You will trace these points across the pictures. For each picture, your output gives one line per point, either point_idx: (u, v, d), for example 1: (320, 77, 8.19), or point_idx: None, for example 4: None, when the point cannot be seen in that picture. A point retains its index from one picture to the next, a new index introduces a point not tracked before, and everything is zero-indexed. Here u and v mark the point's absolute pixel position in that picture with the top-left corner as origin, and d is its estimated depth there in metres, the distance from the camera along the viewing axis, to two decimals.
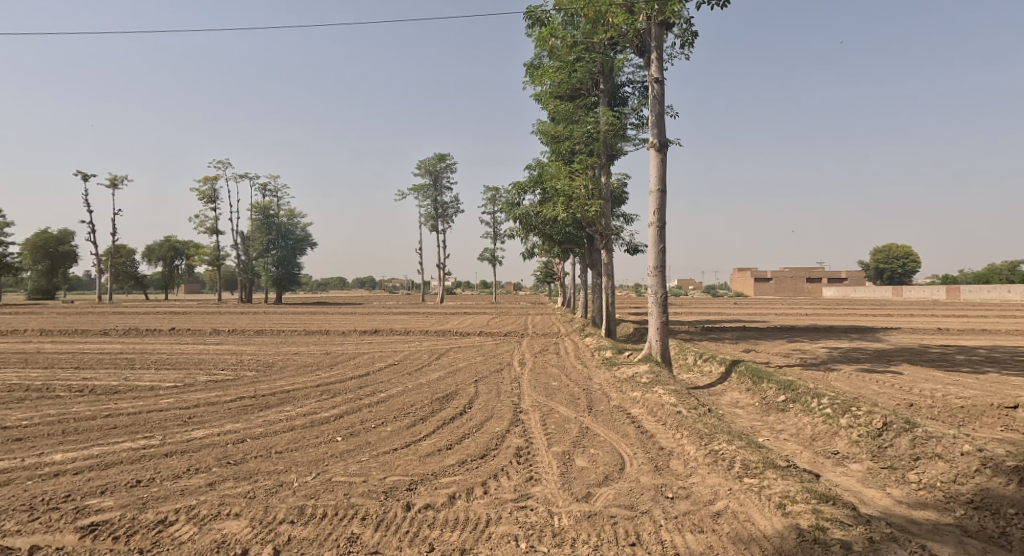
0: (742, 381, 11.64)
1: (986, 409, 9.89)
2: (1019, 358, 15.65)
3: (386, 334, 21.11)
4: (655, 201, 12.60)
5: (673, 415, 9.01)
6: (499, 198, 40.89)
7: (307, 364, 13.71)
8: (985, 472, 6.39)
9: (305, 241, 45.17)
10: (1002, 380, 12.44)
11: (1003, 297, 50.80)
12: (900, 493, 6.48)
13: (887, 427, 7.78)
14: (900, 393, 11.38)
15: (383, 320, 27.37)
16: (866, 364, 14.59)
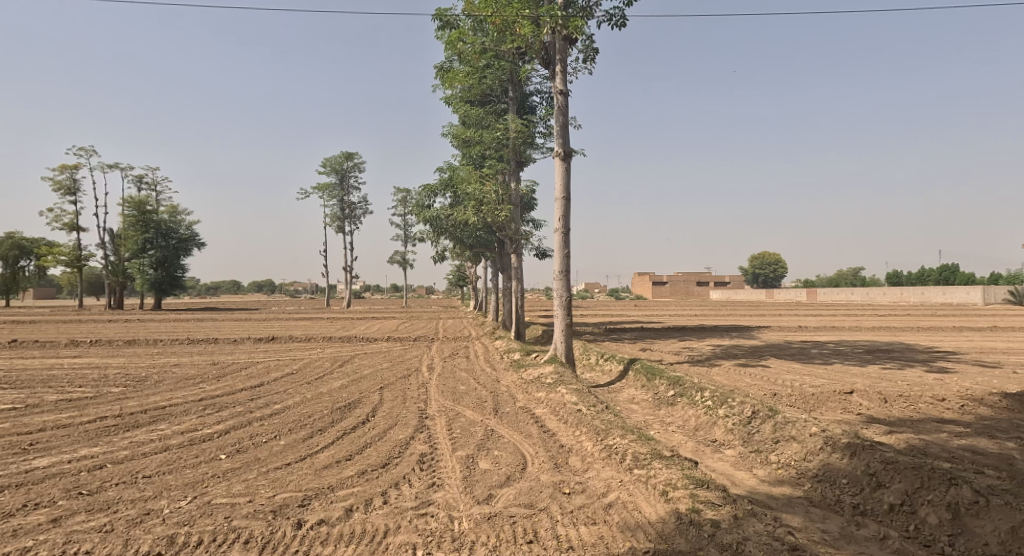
0: (638, 379, 13.29)
1: (830, 397, 11.91)
2: (856, 351, 18.90)
3: (284, 341, 21.26)
4: (560, 208, 14.23)
5: (574, 413, 10.27)
6: (410, 200, 41.57)
7: (189, 377, 13.86)
8: (827, 449, 7.59)
9: (190, 241, 42.97)
10: (843, 370, 15.23)
11: (849, 297, 59.01)
12: (763, 473, 7.60)
13: (755, 415, 9.16)
14: (767, 383, 13.50)
15: (285, 328, 26.99)
16: (741, 360, 17.04)
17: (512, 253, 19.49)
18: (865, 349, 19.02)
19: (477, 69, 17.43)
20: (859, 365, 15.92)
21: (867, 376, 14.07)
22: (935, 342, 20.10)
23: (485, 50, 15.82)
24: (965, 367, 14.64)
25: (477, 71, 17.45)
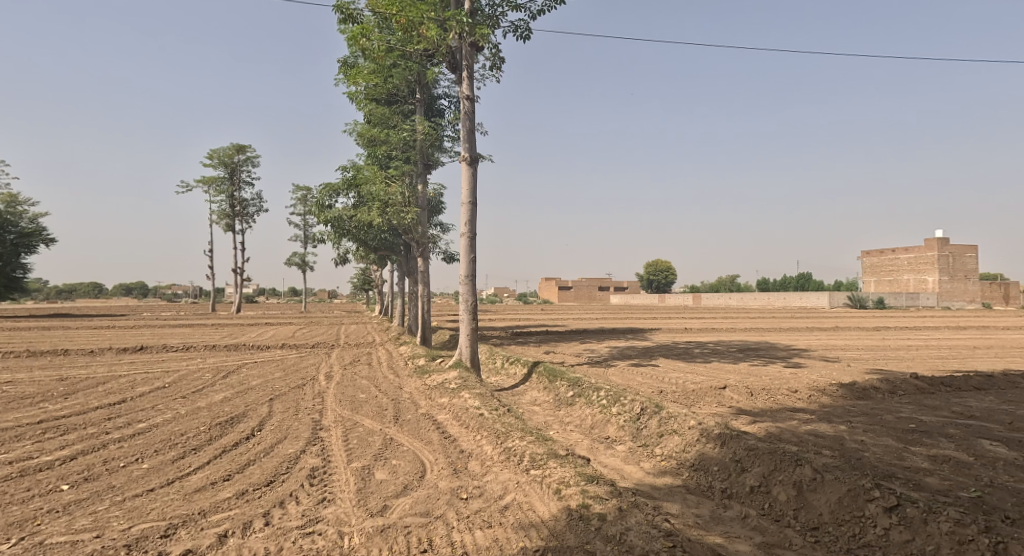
0: (541, 381, 11.81)
1: (706, 392, 11.52)
2: (730, 349, 19.49)
3: (155, 352, 19.57)
4: (468, 214, 11.56)
5: (475, 418, 8.71)
6: (309, 199, 39.45)
7: (31, 396, 12.47)
8: (702, 441, 7.35)
9: (31, 235, 38.06)
10: (719, 366, 15.06)
11: (727, 302, 63.77)
12: (649, 466, 7.24)
13: (643, 411, 8.74)
14: (654, 381, 12.68)
15: (153, 337, 23.94)
16: (633, 355, 16.72)
17: (418, 258, 16.75)
18: (736, 345, 19.80)
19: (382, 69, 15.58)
20: (728, 361, 16.33)
21: (736, 371, 14.16)
22: (792, 340, 21.61)
23: (391, 50, 14.34)
24: (812, 363, 15.62)
25: (382, 70, 15.73)
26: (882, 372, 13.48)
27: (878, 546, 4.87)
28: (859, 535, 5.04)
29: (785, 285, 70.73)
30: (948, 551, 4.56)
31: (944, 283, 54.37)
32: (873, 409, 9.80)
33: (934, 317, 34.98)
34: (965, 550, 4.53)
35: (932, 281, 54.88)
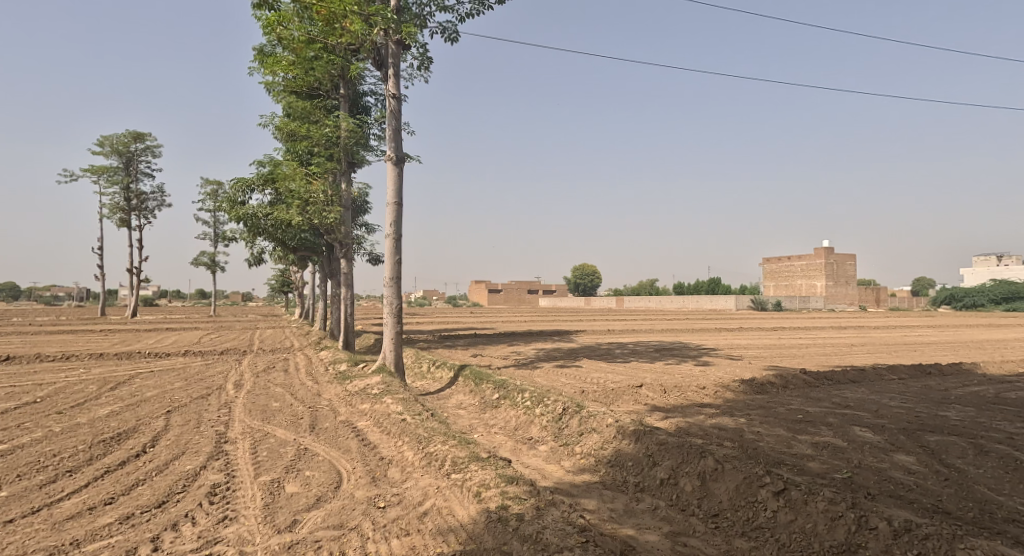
0: (467, 384, 11.07)
1: (624, 390, 11.40)
2: (647, 346, 20.07)
3: (32, 361, 17.85)
4: (392, 214, 11.23)
5: (397, 423, 8.32)
6: (217, 195, 37.21)
7: None
8: (617, 438, 7.23)
9: None
10: (635, 366, 14.99)
11: (643, 304, 66.51)
12: (569, 464, 7.07)
13: (565, 412, 8.42)
14: (578, 381, 12.12)
15: (33, 346, 21.64)
16: (556, 352, 16.80)
17: (341, 259, 16.10)
18: (650, 342, 20.30)
19: (304, 60, 15.07)
20: (644, 359, 16.57)
21: (652, 370, 14.19)
22: (701, 339, 22.53)
23: (312, 40, 13.93)
24: (718, 360, 16.22)
25: (304, 62, 15.18)
26: (779, 368, 14.39)
27: (769, 528, 5.07)
28: (752, 519, 5.22)
29: (695, 289, 74.86)
30: (822, 527, 4.86)
31: (830, 288, 59.92)
32: (769, 402, 10.32)
33: (821, 319, 38.50)
34: (837, 525, 4.82)
35: (820, 286, 60.24)
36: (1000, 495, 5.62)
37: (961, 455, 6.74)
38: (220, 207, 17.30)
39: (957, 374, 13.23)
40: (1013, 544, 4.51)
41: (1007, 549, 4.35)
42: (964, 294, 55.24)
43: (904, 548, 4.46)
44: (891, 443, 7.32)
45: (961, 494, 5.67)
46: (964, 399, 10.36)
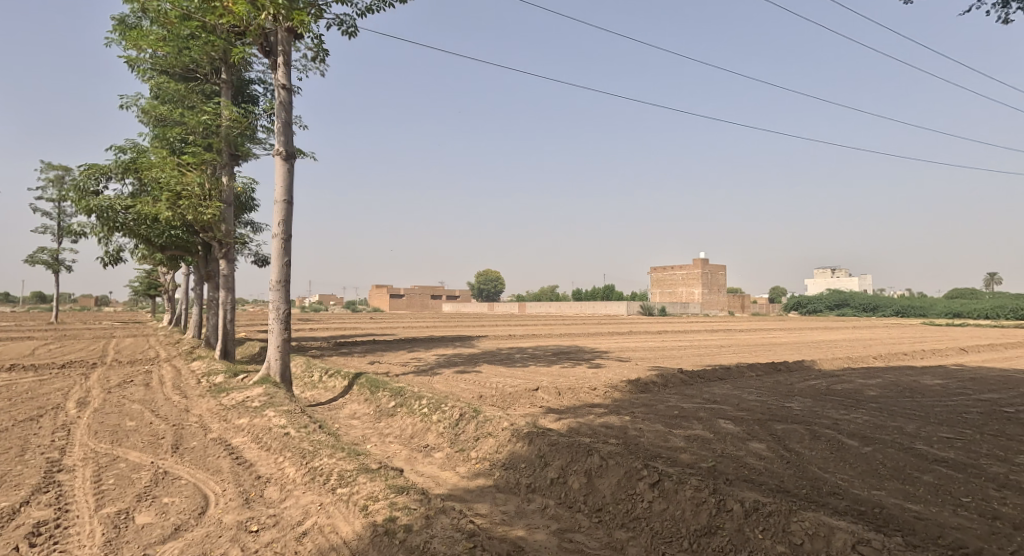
0: (362, 392, 10.36)
1: (521, 394, 9.89)
2: (540, 345, 20.46)
3: None
4: (280, 212, 10.70)
5: (279, 438, 7.94)
6: (62, 183, 33.17)
7: None
8: (513, 441, 7.09)
9: None
10: (535, 370, 13.39)
11: None
12: (465, 470, 6.80)
13: (462, 417, 8.03)
14: (472, 384, 10.28)
15: None
16: (450, 349, 16.59)
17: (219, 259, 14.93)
18: (546, 344, 20.64)
19: (177, 39, 13.86)
20: (542, 362, 15.57)
21: (548, 368, 14.23)
22: (594, 342, 23.34)
23: (188, 18, 12.87)
24: (610, 362, 16.81)
25: (177, 39, 13.94)
26: (662, 368, 15.29)
27: (645, 518, 5.35)
28: (631, 511, 5.48)
29: (588, 295, 78.14)
30: (689, 512, 5.20)
31: (706, 295, 65.28)
32: (651, 400, 11.03)
33: (697, 323, 41.73)
34: (701, 510, 5.16)
35: (698, 293, 65.40)
36: (827, 473, 6.12)
37: (801, 440, 7.57)
38: (66, 195, 15.48)
39: (812, 371, 14.72)
40: (841, 513, 5.00)
41: (834, 519, 4.79)
42: (809, 300, 62.55)
43: (753, 527, 4.83)
44: (746, 432, 8.08)
45: (797, 474, 6.11)
46: (819, 391, 11.49)
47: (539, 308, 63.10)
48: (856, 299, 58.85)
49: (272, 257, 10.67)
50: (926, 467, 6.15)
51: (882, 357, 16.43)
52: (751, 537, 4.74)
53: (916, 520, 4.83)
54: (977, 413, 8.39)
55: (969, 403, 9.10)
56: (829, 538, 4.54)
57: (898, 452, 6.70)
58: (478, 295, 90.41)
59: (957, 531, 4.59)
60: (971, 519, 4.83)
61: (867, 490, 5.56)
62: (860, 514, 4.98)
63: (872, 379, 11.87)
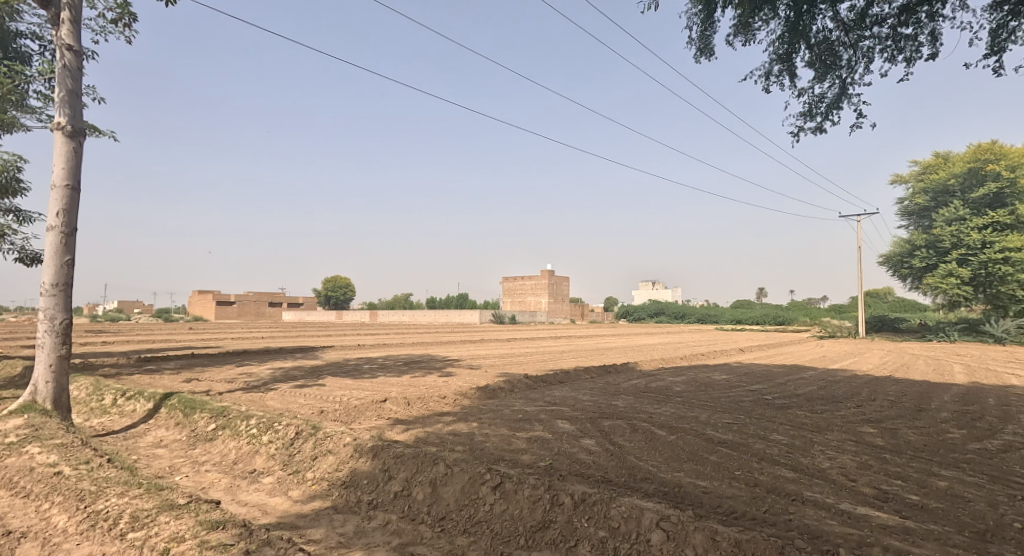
0: (171, 416, 9.18)
1: (368, 406, 9.71)
2: (385, 354, 20.00)
3: None
4: (60, 201, 8.13)
5: (45, 479, 6.36)
6: None
7: None
8: (356, 456, 6.97)
9: None
10: (383, 380, 13.38)
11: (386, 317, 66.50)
12: (298, 493, 6.43)
13: (298, 435, 7.63)
14: (316, 400, 9.76)
15: None
16: (285, 361, 15.53)
17: None
18: (394, 354, 20.25)
19: None
20: (393, 371, 15.58)
21: (397, 378, 14.04)
22: (444, 351, 23.43)
23: None
24: (460, 371, 17.00)
25: None
26: (507, 375, 15.85)
27: (487, 520, 5.66)
28: (473, 516, 5.75)
29: (439, 304, 78.10)
30: (526, 510, 5.65)
31: (551, 304, 69.22)
32: (496, 406, 11.51)
33: (541, 331, 43.84)
34: (537, 507, 5.64)
35: (544, 302, 69.04)
36: (641, 460, 6.97)
37: (623, 434, 8.49)
38: None
39: (638, 373, 16.36)
40: (649, 495, 5.77)
41: (644, 501, 5.54)
42: (634, 309, 69.29)
43: (580, 517, 5.41)
44: (579, 430, 8.88)
45: (618, 463, 6.86)
46: (641, 390, 12.83)
47: (389, 316, 61.47)
48: (670, 308, 66.55)
49: (43, 257, 8.07)
50: (711, 449, 7.34)
51: (689, 357, 18.86)
52: (579, 526, 5.30)
53: (704, 494, 5.76)
54: (751, 401, 10.09)
55: (744, 393, 10.90)
56: (639, 519, 5.23)
57: (693, 438, 7.88)
58: (326, 302, 85.62)
59: (731, 499, 5.58)
60: (740, 488, 5.87)
61: (670, 472, 6.47)
62: (664, 494, 5.78)
63: (681, 377, 13.56)
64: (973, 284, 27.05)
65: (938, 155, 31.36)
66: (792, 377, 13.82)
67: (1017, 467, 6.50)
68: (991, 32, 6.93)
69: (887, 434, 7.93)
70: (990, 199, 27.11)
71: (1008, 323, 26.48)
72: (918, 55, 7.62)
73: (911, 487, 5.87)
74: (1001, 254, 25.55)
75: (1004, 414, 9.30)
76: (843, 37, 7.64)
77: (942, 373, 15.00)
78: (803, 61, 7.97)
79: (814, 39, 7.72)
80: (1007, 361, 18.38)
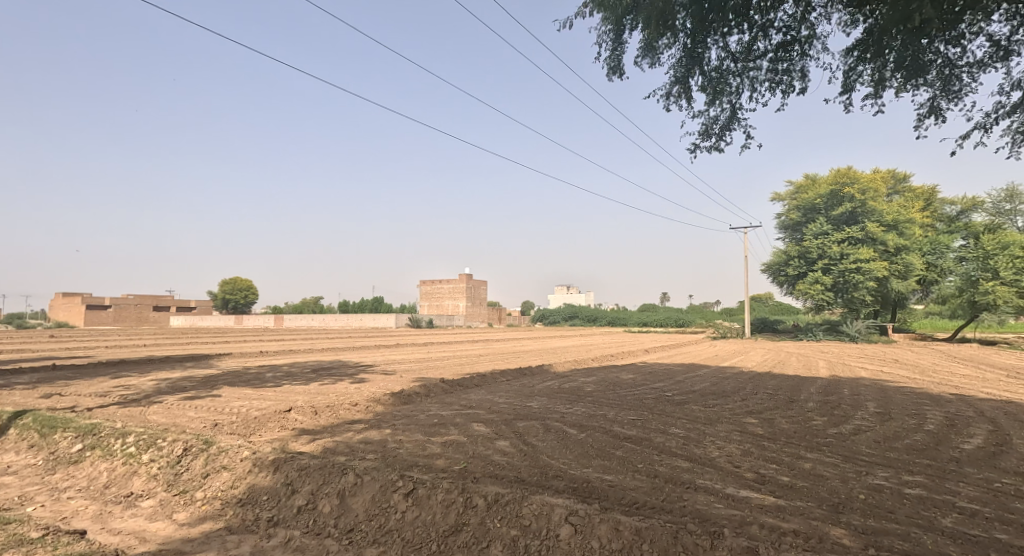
0: (25, 438, 8.14)
1: (270, 417, 9.16)
2: (291, 361, 18.97)
3: None
4: None
5: None
6: None
7: None
8: (255, 471, 6.52)
9: None
10: (289, 389, 12.67)
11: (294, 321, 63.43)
12: (184, 516, 5.92)
13: (185, 452, 7.03)
14: (210, 413, 9.06)
15: None
16: (176, 371, 14.29)
17: None
18: (302, 361, 19.29)
19: None
20: (301, 379, 14.83)
21: (304, 387, 13.37)
22: (358, 356, 22.67)
23: None
24: (373, 377, 16.48)
25: None
26: (422, 380, 15.54)
27: (397, 529, 5.48)
28: (383, 525, 5.54)
29: (352, 308, 75.63)
30: (439, 515, 5.51)
31: (469, 308, 69.11)
32: (411, 411, 11.24)
33: (459, 335, 43.59)
34: (450, 511, 5.52)
35: (462, 306, 68.85)
36: (553, 458, 7.04)
37: (537, 434, 8.56)
38: None
39: (551, 374, 16.62)
40: (560, 492, 5.82)
41: (554, 498, 5.58)
42: (549, 313, 70.63)
43: (492, 518, 5.35)
44: (494, 432, 8.86)
45: (532, 463, 6.89)
46: (554, 391, 13.03)
47: (297, 321, 58.57)
48: (583, 312, 68.47)
49: None
50: (618, 444, 7.56)
51: (601, 359, 19.45)
52: (491, 527, 5.25)
53: (609, 487, 5.91)
54: (653, 398, 10.53)
55: (648, 391, 11.37)
56: (549, 515, 5.27)
57: (602, 435, 8.09)
58: (224, 306, 80.36)
59: (634, 490, 5.76)
60: (643, 480, 6.07)
61: (580, 469, 6.58)
62: (574, 490, 5.86)
63: (592, 377, 13.94)
64: (834, 290, 30.11)
65: (808, 178, 34.39)
66: (691, 374, 14.61)
67: (864, 447, 7.22)
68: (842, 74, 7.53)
69: (766, 424, 8.55)
70: (847, 216, 30.20)
71: (860, 323, 29.63)
72: (793, 88, 8.26)
73: (786, 470, 6.33)
74: (855, 265, 28.73)
75: (856, 402, 10.36)
76: (733, 66, 8.16)
77: (813, 368, 16.48)
78: (698, 86, 8.43)
79: (708, 66, 8.20)
80: (864, 356, 20.56)
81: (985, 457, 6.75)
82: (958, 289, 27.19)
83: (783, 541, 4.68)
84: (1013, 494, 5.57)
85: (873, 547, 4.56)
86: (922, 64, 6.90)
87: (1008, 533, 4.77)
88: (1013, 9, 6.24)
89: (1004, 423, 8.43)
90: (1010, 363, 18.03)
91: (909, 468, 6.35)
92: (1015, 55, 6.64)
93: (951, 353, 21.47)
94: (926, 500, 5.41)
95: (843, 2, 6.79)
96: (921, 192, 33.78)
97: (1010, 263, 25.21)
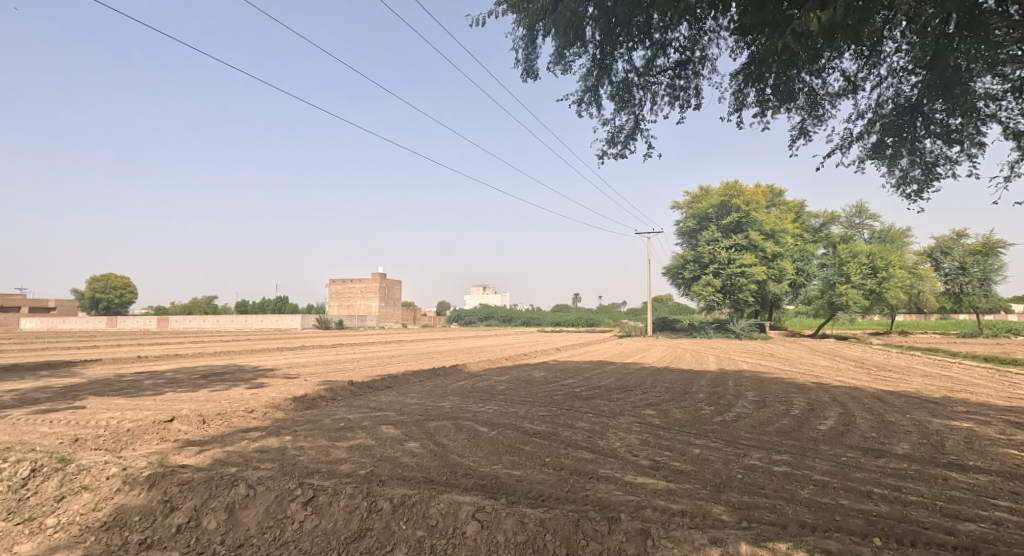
0: None
1: (147, 428, 8.33)
2: (177, 366, 17.46)
3: None
4: None
5: None
6: None
7: None
8: (124, 489, 5.88)
9: None
10: (173, 397, 11.63)
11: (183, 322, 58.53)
12: (30, 548, 5.22)
13: (35, 473, 6.22)
14: (69, 427, 8.08)
15: None
16: (36, 381, 12.60)
17: None
18: (189, 366, 17.74)
19: None
20: (189, 385, 13.72)
21: (191, 394, 12.35)
22: (257, 359, 21.34)
23: None
24: (273, 381, 15.55)
25: None
26: (326, 383, 14.85)
27: (294, 540, 5.13)
28: (278, 537, 5.18)
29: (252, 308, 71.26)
30: (340, 522, 5.20)
31: (381, 308, 67.47)
32: (316, 416, 10.70)
33: (367, 336, 42.20)
34: (352, 517, 5.23)
35: (374, 306, 67.21)
36: (463, 457, 6.92)
37: (447, 433, 8.43)
38: None
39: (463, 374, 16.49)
40: (467, 490, 5.71)
41: (461, 495, 5.47)
42: (464, 314, 70.50)
43: (398, 521, 5.14)
44: (402, 434, 8.60)
45: (441, 462, 6.73)
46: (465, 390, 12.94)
47: (186, 322, 53.95)
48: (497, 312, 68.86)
49: None
50: (527, 440, 7.59)
51: (513, 358, 19.64)
52: (396, 530, 5.06)
53: (516, 482, 5.89)
54: (562, 394, 10.73)
55: (556, 388, 11.58)
56: (456, 513, 5.16)
57: (512, 431, 8.09)
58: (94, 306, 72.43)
59: (540, 484, 5.78)
60: (549, 473, 6.11)
61: (489, 466, 6.51)
62: (482, 487, 5.78)
63: (504, 376, 13.97)
64: (723, 291, 32.30)
65: (702, 189, 36.73)
66: (596, 370, 15.10)
67: (744, 431, 7.74)
68: (730, 94, 8.02)
69: (663, 414, 8.94)
70: (734, 224, 32.59)
71: (743, 322, 32.06)
72: (690, 102, 8.68)
73: (679, 456, 6.62)
74: (739, 269, 31.03)
75: (738, 392, 11.14)
76: (637, 79, 8.45)
77: (703, 363, 17.53)
78: (606, 95, 8.67)
79: (616, 77, 8.45)
80: (746, 351, 22.30)
81: (836, 435, 7.46)
82: (819, 290, 30.18)
83: (672, 522, 4.87)
84: (856, 465, 6.17)
85: (747, 520, 4.85)
86: (793, 90, 7.52)
87: (850, 498, 5.26)
88: (861, 50, 6.88)
89: (852, 405, 9.40)
90: (863, 355, 20.22)
91: (778, 448, 6.88)
92: (863, 90, 7.34)
93: (816, 348, 23.74)
94: (789, 475, 5.86)
95: (729, 28, 7.21)
96: (793, 206, 37.12)
97: (858, 269, 28.65)
